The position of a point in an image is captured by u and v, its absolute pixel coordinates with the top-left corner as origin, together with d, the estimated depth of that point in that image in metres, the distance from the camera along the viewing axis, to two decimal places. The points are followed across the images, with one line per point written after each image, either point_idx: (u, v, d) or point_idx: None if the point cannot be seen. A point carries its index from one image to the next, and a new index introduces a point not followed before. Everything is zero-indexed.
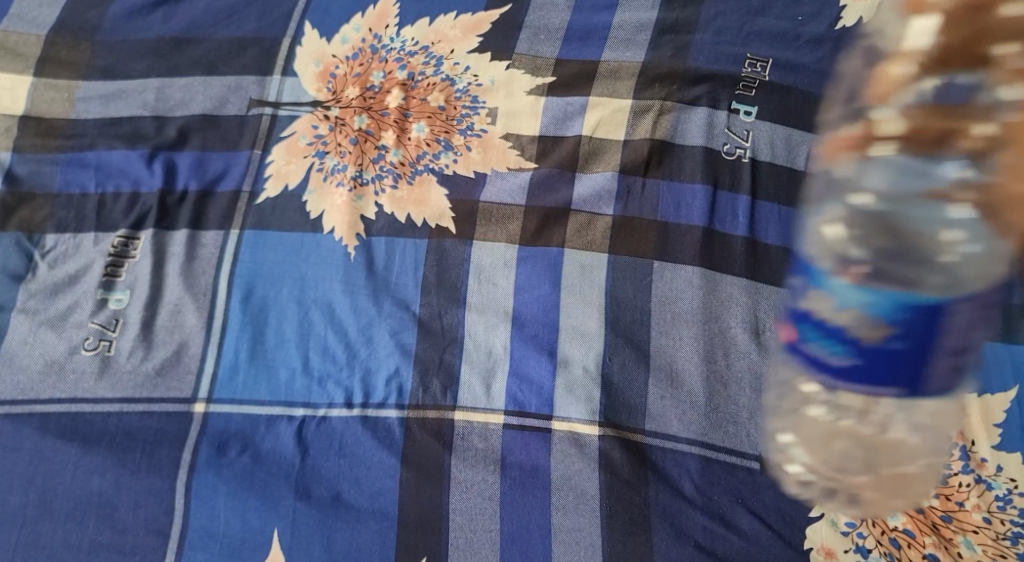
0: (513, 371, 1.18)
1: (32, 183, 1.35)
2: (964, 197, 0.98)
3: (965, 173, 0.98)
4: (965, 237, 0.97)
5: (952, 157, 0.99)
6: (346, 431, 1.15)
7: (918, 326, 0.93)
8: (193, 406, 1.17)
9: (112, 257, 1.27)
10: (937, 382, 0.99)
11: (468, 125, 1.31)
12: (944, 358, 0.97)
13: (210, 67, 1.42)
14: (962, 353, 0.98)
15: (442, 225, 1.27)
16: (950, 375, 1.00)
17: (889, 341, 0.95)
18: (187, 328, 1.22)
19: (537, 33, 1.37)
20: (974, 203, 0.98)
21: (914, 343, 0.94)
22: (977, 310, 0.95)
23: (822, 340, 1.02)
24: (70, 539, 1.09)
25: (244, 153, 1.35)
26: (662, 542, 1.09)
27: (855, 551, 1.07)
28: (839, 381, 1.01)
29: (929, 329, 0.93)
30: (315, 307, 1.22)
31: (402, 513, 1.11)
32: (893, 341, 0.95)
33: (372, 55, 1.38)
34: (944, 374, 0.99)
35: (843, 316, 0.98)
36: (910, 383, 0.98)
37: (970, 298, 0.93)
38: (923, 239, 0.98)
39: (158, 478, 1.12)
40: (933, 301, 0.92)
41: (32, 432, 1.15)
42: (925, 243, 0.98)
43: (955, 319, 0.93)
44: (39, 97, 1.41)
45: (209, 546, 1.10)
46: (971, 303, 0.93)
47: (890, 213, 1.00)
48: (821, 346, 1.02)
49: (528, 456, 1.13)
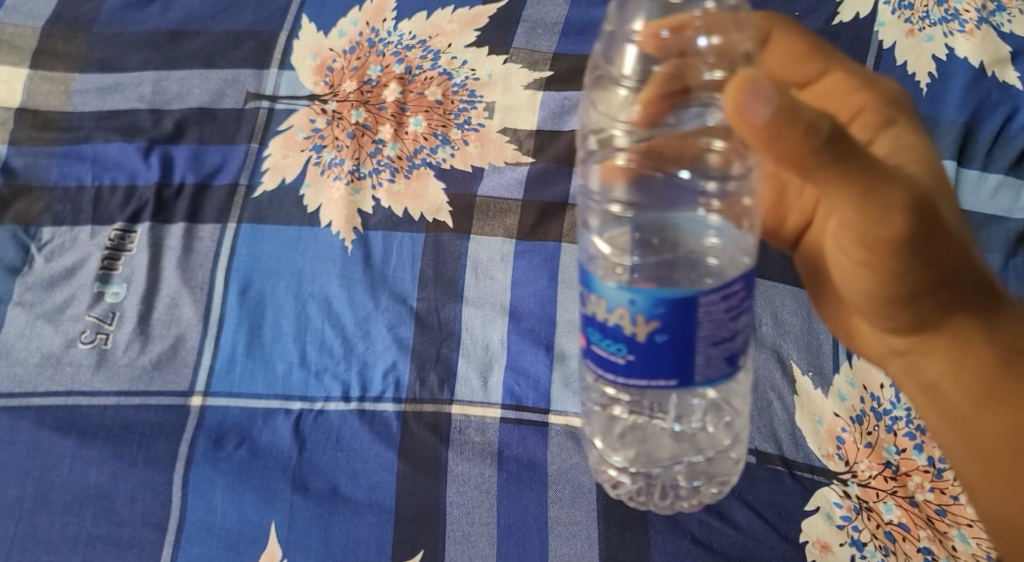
0: (510, 365, 1.18)
1: (28, 176, 1.35)
2: (712, 211, 0.96)
3: (713, 192, 0.96)
4: (723, 244, 0.94)
5: (701, 177, 0.97)
6: (343, 425, 1.15)
7: (676, 321, 0.80)
8: (191, 399, 1.17)
9: (108, 250, 1.27)
10: (713, 373, 0.83)
11: (465, 119, 1.32)
12: (709, 348, 0.82)
13: (206, 59, 1.42)
14: (733, 340, 0.83)
15: (439, 219, 1.27)
16: (734, 362, 0.85)
17: (654, 335, 0.81)
18: (184, 321, 1.22)
19: (534, 28, 1.37)
20: (729, 221, 0.95)
21: (677, 336, 0.81)
22: (730, 302, 0.82)
23: (602, 339, 0.84)
24: (67, 531, 1.09)
25: (241, 146, 1.35)
26: (658, 535, 1.08)
27: (851, 545, 1.07)
28: (622, 379, 0.84)
29: (685, 320, 0.80)
30: (312, 301, 1.23)
31: (400, 506, 1.10)
32: (657, 335, 0.81)
33: (369, 49, 1.39)
34: (720, 363, 0.83)
35: (610, 315, 0.82)
36: (684, 375, 0.82)
37: (719, 290, 0.81)
38: (692, 254, 0.96)
39: (155, 471, 1.12)
40: (684, 294, 0.79)
41: (30, 425, 1.15)
42: (693, 257, 0.96)
43: (711, 309, 0.81)
44: (35, 90, 1.41)
45: (205, 539, 1.09)
46: (723, 295, 0.81)
47: (650, 227, 0.97)
48: (605, 346, 0.84)
49: (525, 449, 1.13)
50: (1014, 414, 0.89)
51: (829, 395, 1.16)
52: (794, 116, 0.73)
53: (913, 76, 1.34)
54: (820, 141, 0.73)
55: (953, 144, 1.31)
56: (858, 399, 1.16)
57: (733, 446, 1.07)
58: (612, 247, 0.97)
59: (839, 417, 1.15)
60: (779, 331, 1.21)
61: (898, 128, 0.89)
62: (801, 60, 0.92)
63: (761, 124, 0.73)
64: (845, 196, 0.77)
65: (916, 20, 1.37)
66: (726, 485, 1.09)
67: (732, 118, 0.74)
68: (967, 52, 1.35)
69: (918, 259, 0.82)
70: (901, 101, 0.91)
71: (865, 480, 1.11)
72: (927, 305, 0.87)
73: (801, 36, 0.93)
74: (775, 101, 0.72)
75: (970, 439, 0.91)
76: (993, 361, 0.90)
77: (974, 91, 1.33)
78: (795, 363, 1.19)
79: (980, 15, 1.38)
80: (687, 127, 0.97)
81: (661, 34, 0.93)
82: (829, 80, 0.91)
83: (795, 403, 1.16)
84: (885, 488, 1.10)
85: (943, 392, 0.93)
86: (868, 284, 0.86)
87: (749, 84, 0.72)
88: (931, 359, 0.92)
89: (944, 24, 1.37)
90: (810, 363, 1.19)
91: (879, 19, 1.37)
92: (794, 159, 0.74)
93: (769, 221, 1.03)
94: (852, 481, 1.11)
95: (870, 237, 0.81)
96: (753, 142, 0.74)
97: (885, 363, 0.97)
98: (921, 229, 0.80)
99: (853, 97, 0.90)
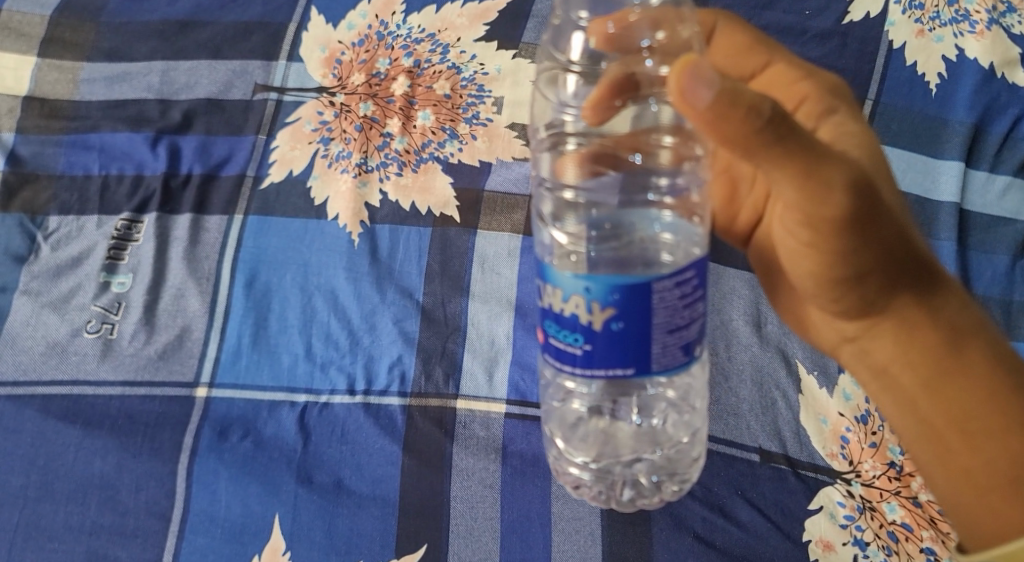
0: (516, 361, 1.18)
1: (35, 164, 1.34)
2: (666, 203, 1.01)
3: (664, 186, 1.02)
4: (676, 237, 1.00)
5: (653, 173, 1.02)
6: (348, 418, 1.15)
7: (631, 307, 0.84)
8: (196, 390, 1.17)
9: (115, 240, 1.27)
10: (669, 362, 0.87)
11: (474, 114, 1.32)
12: (665, 336, 0.85)
13: (215, 50, 1.42)
14: (687, 328, 0.87)
15: (446, 213, 1.27)
16: (689, 351, 0.88)
17: (610, 322, 0.84)
18: (190, 312, 1.22)
19: (544, 22, 1.38)
20: (681, 215, 1.00)
21: (633, 322, 0.84)
22: (683, 289, 0.85)
23: (559, 331, 0.87)
24: (71, 520, 1.09)
25: (249, 138, 1.35)
26: (662, 532, 1.08)
27: (854, 544, 1.08)
28: (580, 370, 0.87)
29: (640, 307, 0.84)
30: (318, 293, 1.23)
31: (404, 499, 1.11)
32: (613, 322, 0.84)
33: (378, 41, 1.39)
34: (675, 352, 0.87)
35: (567, 304, 0.85)
36: (641, 363, 0.86)
37: (672, 276, 0.84)
38: (646, 249, 1.00)
39: (159, 461, 1.12)
40: (639, 279, 0.83)
41: (34, 414, 1.14)
42: (647, 249, 1.00)
43: (664, 295, 0.84)
44: (42, 78, 1.41)
45: (209, 530, 1.09)
46: (676, 282, 0.85)
47: (602, 217, 1.01)
48: (561, 337, 0.87)
49: (529, 445, 1.13)
50: (957, 390, 0.95)
51: (833, 394, 1.16)
52: (737, 98, 0.78)
53: (922, 76, 1.34)
54: (761, 121, 0.79)
55: (960, 145, 1.32)
56: (863, 399, 1.16)
57: (692, 443, 1.08)
58: (567, 236, 1.02)
59: (844, 417, 1.15)
60: (783, 329, 1.20)
61: (838, 117, 0.97)
62: (745, 53, 1.01)
63: (704, 107, 0.79)
64: (790, 175, 0.83)
65: (926, 20, 1.35)
66: (686, 484, 1.08)
67: (677, 102, 0.79)
68: (977, 54, 1.35)
69: (861, 236, 0.88)
70: (840, 92, 0.99)
71: (869, 480, 1.11)
72: (873, 286, 0.93)
73: (743, 32, 1.01)
74: (716, 85, 0.78)
75: (919, 415, 0.96)
76: (938, 343, 0.95)
77: (983, 92, 1.34)
78: (800, 361, 1.18)
79: (991, 15, 1.37)
80: (640, 125, 1.04)
81: (609, 30, 1.01)
82: (772, 74, 0.99)
83: (799, 402, 1.16)
84: (889, 487, 1.10)
85: (892, 376, 0.97)
86: (816, 265, 0.91)
87: (691, 69, 0.78)
88: (881, 344, 0.97)
89: (954, 24, 1.36)
90: (816, 363, 1.18)
91: (890, 19, 1.34)
92: (740, 139, 0.80)
93: (721, 217, 1.07)
94: (856, 480, 1.11)
95: (815, 216, 0.86)
96: (698, 124, 0.80)
97: (838, 351, 1.02)
98: (862, 206, 0.86)
99: (794, 92, 0.98)
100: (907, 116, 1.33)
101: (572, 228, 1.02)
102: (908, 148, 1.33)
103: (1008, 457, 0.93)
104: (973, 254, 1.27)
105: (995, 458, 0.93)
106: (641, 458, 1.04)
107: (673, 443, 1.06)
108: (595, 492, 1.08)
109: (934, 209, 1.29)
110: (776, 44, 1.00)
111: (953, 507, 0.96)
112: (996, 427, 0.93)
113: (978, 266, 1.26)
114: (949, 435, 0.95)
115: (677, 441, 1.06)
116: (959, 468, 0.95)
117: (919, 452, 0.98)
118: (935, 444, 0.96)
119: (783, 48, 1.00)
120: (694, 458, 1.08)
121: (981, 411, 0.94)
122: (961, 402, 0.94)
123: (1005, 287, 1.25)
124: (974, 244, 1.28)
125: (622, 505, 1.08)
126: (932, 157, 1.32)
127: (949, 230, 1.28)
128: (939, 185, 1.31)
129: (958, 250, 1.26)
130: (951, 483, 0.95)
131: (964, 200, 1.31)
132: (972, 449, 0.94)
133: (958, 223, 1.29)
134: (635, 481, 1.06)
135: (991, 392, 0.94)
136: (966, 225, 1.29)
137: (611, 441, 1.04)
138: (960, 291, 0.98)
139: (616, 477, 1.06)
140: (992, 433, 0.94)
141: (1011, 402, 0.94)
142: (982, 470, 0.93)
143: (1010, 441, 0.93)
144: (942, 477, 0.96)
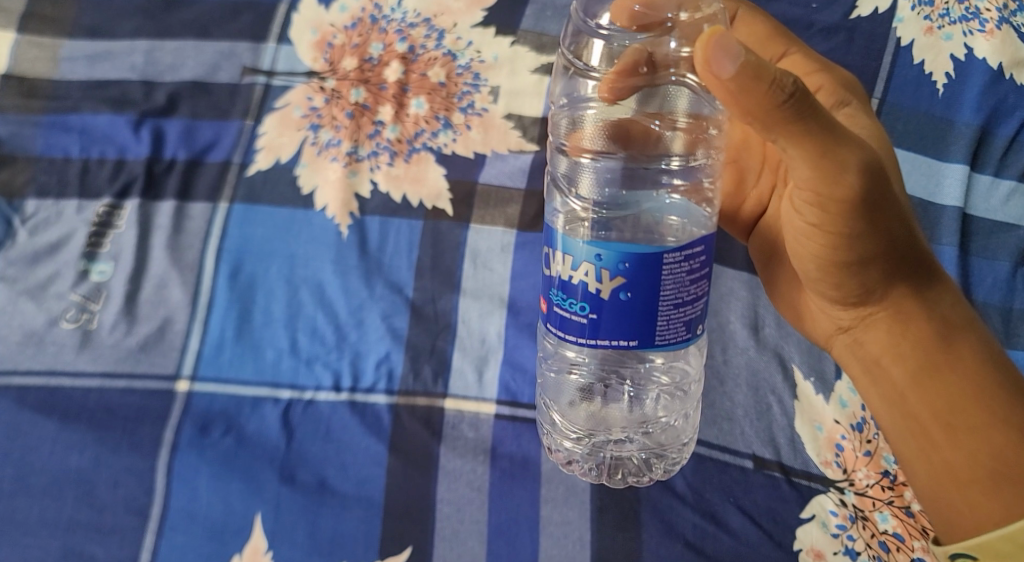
0: (507, 360, 1.16)
1: (13, 145, 1.30)
2: (676, 185, 1.06)
3: (677, 164, 1.06)
4: (681, 220, 1.05)
5: (667, 153, 1.06)
6: (333, 415, 1.11)
7: (639, 277, 0.89)
8: (177, 384, 1.13)
9: (95, 226, 1.23)
10: (671, 338, 0.92)
11: (469, 103, 1.31)
12: (668, 311, 0.91)
13: (202, 30, 1.39)
14: (690, 305, 0.92)
15: (439, 206, 1.25)
16: (691, 329, 0.94)
17: (618, 292, 0.90)
18: (171, 303, 1.18)
19: (544, 10, 1.37)
20: (691, 199, 1.05)
21: (642, 293, 0.90)
22: (691, 265, 0.91)
23: (566, 300, 0.93)
24: (45, 516, 1.04)
25: (235, 124, 1.32)
26: (651, 539, 1.04)
27: (846, 553, 1.04)
28: (586, 339, 0.93)
29: (648, 278, 0.89)
30: (304, 286, 1.20)
31: (389, 501, 1.07)
32: (621, 292, 0.90)
33: (371, 25, 1.37)
34: (678, 328, 0.92)
35: (577, 272, 0.91)
36: (644, 336, 0.91)
37: (682, 250, 0.90)
38: (651, 228, 1.06)
39: (138, 457, 1.08)
40: (649, 250, 0.89)
41: (8, 405, 1.11)
42: (652, 230, 1.06)
43: (673, 269, 0.90)
44: (21, 55, 1.37)
45: (189, 528, 1.04)
46: (685, 256, 0.90)
47: (616, 192, 1.06)
48: (565, 305, 0.93)
49: (519, 447, 1.10)
50: (949, 384, 0.93)
51: (830, 402, 1.13)
52: (761, 72, 0.80)
53: (930, 75, 1.32)
54: (783, 95, 0.81)
55: (966, 148, 1.29)
56: (859, 406, 1.12)
57: (685, 427, 1.12)
58: (580, 205, 1.07)
59: (839, 424, 1.11)
60: (780, 333, 1.17)
61: (849, 109, 1.00)
62: (767, 41, 1.04)
63: (727, 78, 0.80)
64: (804, 151, 0.84)
65: (936, 17, 1.33)
66: (676, 466, 1.09)
67: (701, 70, 0.81)
68: (986, 53, 1.32)
69: (867, 221, 0.88)
70: (854, 87, 1.02)
71: (863, 488, 1.07)
72: (874, 274, 0.93)
73: (763, 21, 1.05)
74: (740, 58, 0.80)
75: (904, 407, 0.95)
76: (931, 336, 0.94)
77: (990, 94, 1.31)
78: (797, 367, 1.15)
79: (1001, 14, 1.34)
80: (653, 108, 1.07)
81: (635, 8, 1.02)
82: (790, 64, 1.03)
83: (795, 409, 1.13)
84: (881, 497, 1.07)
85: (884, 368, 0.97)
86: (820, 247, 0.92)
87: (718, 40, 0.79)
88: (875, 334, 0.96)
89: (964, 22, 1.33)
90: (813, 368, 1.15)
91: (899, 15, 1.33)
92: (761, 112, 0.82)
93: (728, 207, 1.11)
94: (850, 489, 1.07)
95: (826, 195, 0.87)
96: (722, 94, 0.82)
97: (831, 342, 1.02)
98: (872, 189, 0.86)
99: (809, 82, 1.01)
100: (913, 115, 1.31)
101: (585, 198, 1.07)
102: (912, 150, 1.29)
103: (992, 452, 0.91)
104: (975, 260, 1.24)
105: (979, 454, 0.91)
106: (631, 438, 1.11)
107: (663, 425, 1.12)
108: (587, 469, 1.10)
109: (937, 213, 1.26)
110: (796, 38, 1.04)
111: (932, 503, 0.94)
112: (983, 422, 0.92)
113: (979, 272, 1.23)
114: (933, 428, 0.93)
115: (668, 423, 1.12)
116: (942, 463, 0.93)
117: (901, 445, 0.96)
118: (919, 438, 0.94)
119: (801, 43, 1.04)
120: (684, 443, 1.11)
121: (969, 406, 0.92)
122: (949, 396, 0.93)
123: (1006, 293, 1.22)
124: (977, 250, 1.25)
125: (614, 482, 1.08)
126: (937, 159, 1.29)
127: (951, 235, 1.24)
128: (944, 189, 1.27)
129: (959, 256, 1.23)
130: (931, 478, 0.93)
131: (968, 205, 1.28)
132: (956, 443, 0.92)
133: (961, 228, 1.26)
134: (626, 460, 1.11)
135: (981, 389, 0.92)
136: (968, 231, 1.26)
137: (604, 421, 1.11)
138: (957, 289, 0.98)
139: (607, 456, 1.11)
140: (977, 429, 0.92)
141: (1000, 399, 0.92)
142: (965, 464, 0.91)
143: (995, 437, 0.91)
144: (922, 471, 0.94)
